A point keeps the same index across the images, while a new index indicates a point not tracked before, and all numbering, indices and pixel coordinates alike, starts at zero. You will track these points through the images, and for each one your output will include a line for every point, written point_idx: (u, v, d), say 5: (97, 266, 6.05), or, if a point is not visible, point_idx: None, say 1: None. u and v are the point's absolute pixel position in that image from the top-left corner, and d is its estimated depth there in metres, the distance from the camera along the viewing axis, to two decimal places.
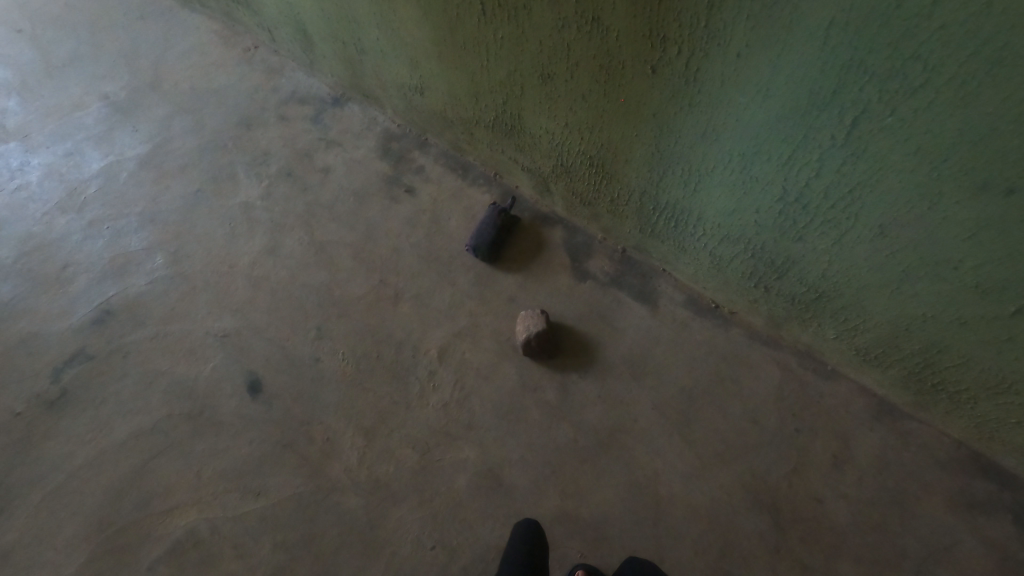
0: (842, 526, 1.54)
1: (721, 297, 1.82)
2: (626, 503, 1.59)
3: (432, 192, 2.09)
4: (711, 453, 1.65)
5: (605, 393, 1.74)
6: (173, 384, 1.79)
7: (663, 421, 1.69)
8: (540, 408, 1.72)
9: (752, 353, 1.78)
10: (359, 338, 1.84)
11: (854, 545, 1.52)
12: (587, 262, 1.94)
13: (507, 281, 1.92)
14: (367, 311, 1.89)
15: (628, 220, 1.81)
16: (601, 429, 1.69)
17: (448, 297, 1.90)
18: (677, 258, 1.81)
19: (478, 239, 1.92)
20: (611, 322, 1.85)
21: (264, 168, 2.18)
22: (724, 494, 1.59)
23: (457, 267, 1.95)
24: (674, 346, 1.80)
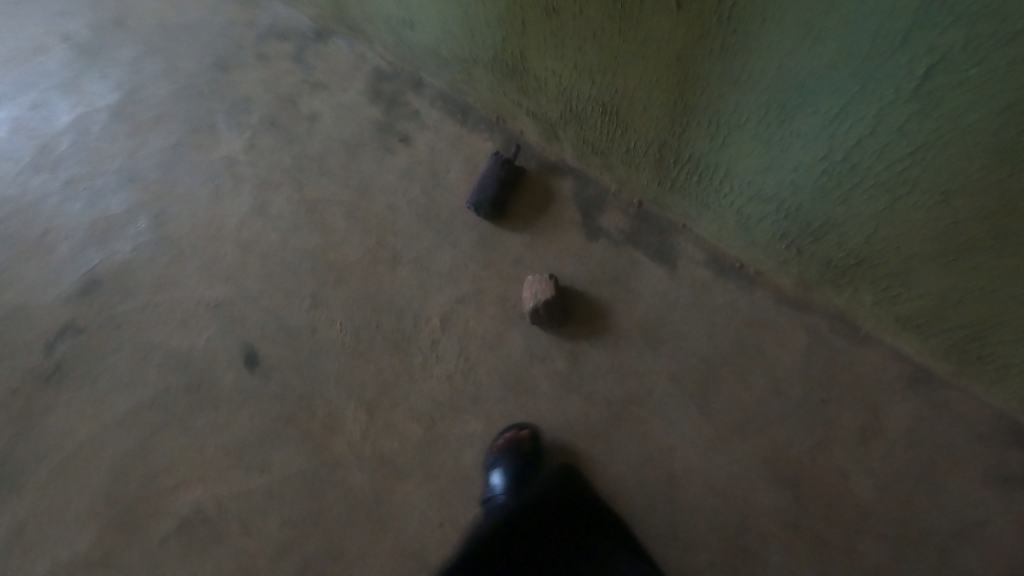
0: (866, 501, 1.48)
1: (747, 256, 1.66)
2: (640, 479, 1.53)
3: (429, 141, 1.90)
4: (729, 426, 1.57)
5: (618, 363, 1.64)
6: (168, 358, 1.72)
7: (679, 392, 1.60)
8: (548, 379, 1.63)
9: (778, 318, 1.65)
10: (357, 306, 1.74)
11: (877, 521, 1.46)
12: (599, 218, 1.78)
13: (513, 241, 1.77)
14: (364, 276, 1.77)
15: (646, 172, 1.62)
16: (614, 402, 1.60)
17: (449, 259, 1.76)
18: (699, 214, 1.64)
19: (480, 195, 1.76)
20: (625, 285, 1.71)
21: (246, 116, 1.99)
22: (744, 470, 1.53)
23: (458, 226, 1.80)
24: (693, 311, 1.67)
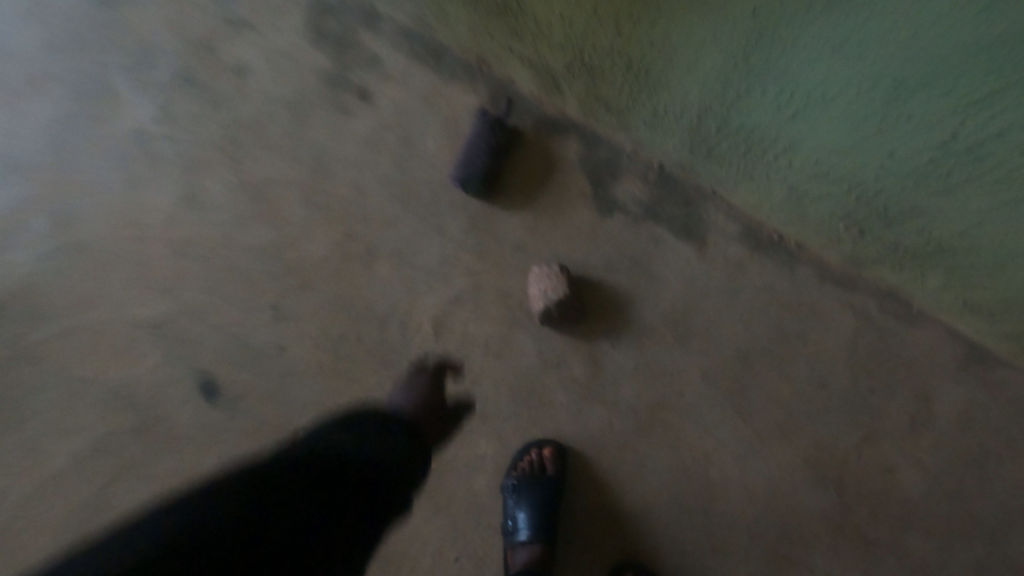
0: (914, 496, 1.38)
1: (790, 229, 1.41)
2: (674, 490, 1.39)
3: (396, 97, 1.51)
4: (769, 426, 1.42)
5: (643, 363, 1.43)
6: (108, 394, 1.43)
7: (713, 391, 1.42)
8: (565, 387, 1.43)
9: (821, 299, 1.44)
10: (330, 315, 1.44)
11: (924, 516, 1.37)
12: (613, 187, 1.48)
13: (512, 222, 1.47)
14: (334, 278, 1.46)
15: (675, 137, 1.32)
16: (641, 408, 1.42)
17: (436, 251, 1.46)
18: (737, 187, 1.37)
19: (468, 169, 1.43)
20: (648, 270, 1.45)
21: (152, 72, 1.54)
22: (785, 472, 1.40)
23: (443, 207, 1.47)
24: (726, 296, 1.45)
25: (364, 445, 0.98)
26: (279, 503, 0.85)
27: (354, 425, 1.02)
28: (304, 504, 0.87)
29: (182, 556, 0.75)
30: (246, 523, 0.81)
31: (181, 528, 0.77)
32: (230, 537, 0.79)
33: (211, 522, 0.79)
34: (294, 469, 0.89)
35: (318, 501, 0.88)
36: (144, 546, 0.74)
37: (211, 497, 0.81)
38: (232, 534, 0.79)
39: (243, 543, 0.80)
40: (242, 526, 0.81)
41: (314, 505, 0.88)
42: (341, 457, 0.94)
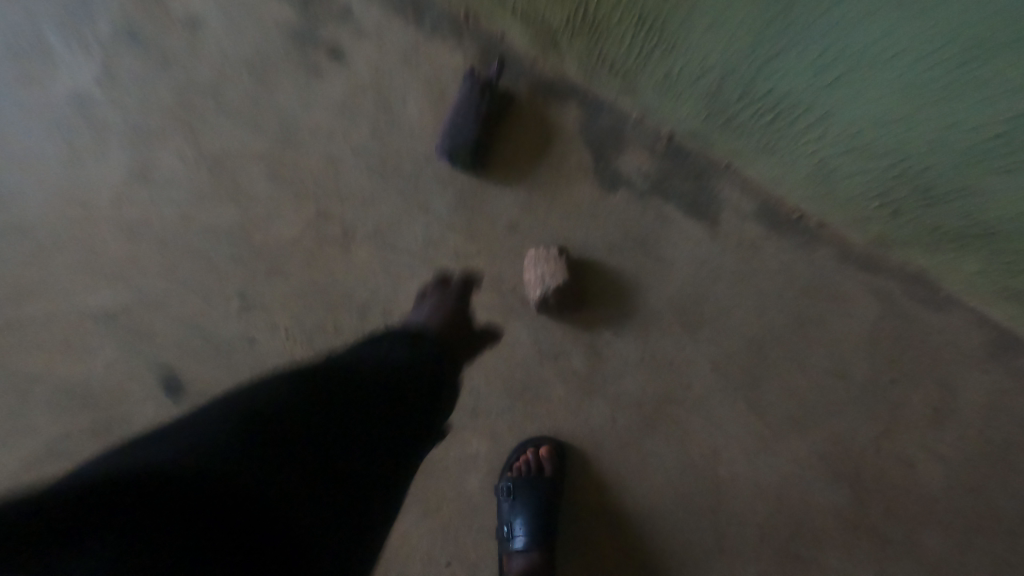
0: (933, 492, 1.30)
1: (813, 207, 1.28)
2: (680, 488, 1.30)
3: (372, 56, 1.33)
4: (782, 420, 1.32)
5: (649, 354, 1.31)
6: (60, 393, 1.30)
7: (724, 383, 1.32)
8: (564, 381, 1.31)
9: (841, 283, 1.33)
10: (304, 304, 1.30)
11: (943, 512, 1.30)
12: (617, 160, 1.33)
13: (505, 199, 1.32)
14: (307, 263, 1.31)
15: (690, 103, 1.17)
16: (646, 403, 1.31)
17: (421, 232, 1.31)
18: (756, 160, 1.23)
19: (455, 139, 1.27)
20: (654, 252, 1.32)
21: (90, 25, 1.35)
22: (798, 468, 1.32)
23: (428, 183, 1.32)
24: (739, 280, 1.32)
25: (377, 359, 0.89)
26: (303, 413, 0.75)
27: (363, 347, 0.93)
28: (328, 412, 0.78)
29: (203, 459, 0.64)
30: (268, 431, 0.71)
31: (196, 441, 0.66)
32: (255, 443, 0.69)
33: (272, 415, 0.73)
34: (309, 383, 0.80)
35: (345, 410, 0.79)
36: (157, 451, 0.63)
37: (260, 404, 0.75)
38: (256, 440, 0.69)
39: (271, 447, 0.70)
40: (264, 431, 0.71)
41: (342, 414, 0.79)
42: (357, 373, 0.85)
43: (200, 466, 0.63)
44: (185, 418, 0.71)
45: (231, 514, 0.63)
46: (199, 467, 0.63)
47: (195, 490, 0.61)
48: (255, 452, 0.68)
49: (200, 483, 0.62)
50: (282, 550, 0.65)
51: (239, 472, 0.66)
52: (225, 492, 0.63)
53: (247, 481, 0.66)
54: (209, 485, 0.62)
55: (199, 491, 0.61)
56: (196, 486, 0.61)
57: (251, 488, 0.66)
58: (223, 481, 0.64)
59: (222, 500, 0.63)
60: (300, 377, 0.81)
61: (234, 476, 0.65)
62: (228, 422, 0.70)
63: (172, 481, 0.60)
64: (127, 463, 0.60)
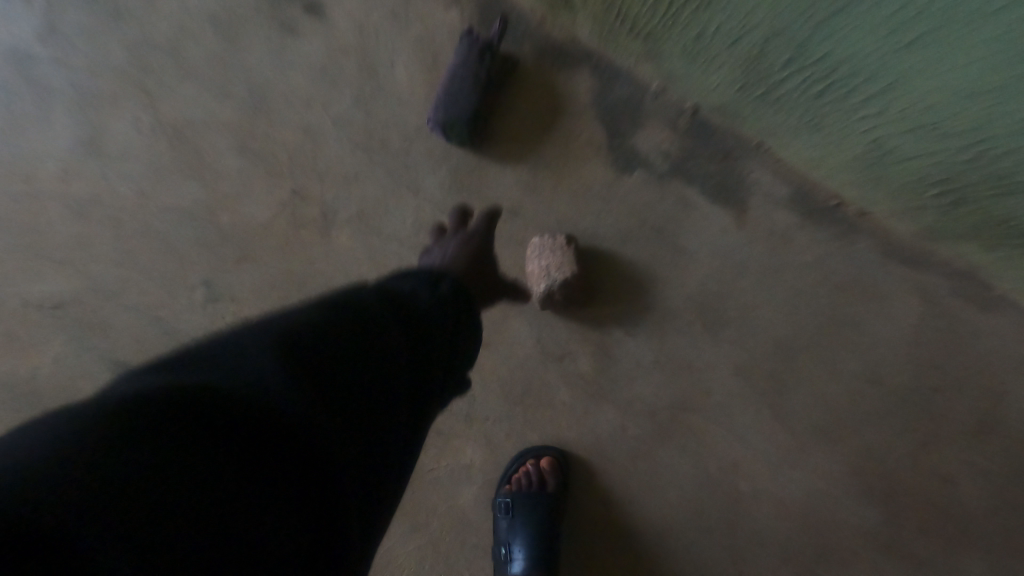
0: (973, 510, 1.17)
1: (854, 193, 1.13)
2: (695, 503, 1.18)
3: (355, 13, 1.17)
4: (809, 430, 1.19)
5: (664, 356, 1.18)
6: (4, 392, 1.16)
7: (747, 389, 1.18)
8: (569, 384, 1.18)
9: (881, 279, 1.18)
10: (277, 295, 1.15)
11: (984, 532, 1.17)
12: (633, 137, 1.17)
13: (505, 180, 1.17)
14: (281, 249, 1.15)
15: (721, 72, 1.02)
16: (660, 410, 1.18)
17: (410, 215, 1.15)
18: (795, 138, 1.07)
19: (450, 109, 1.11)
20: (674, 242, 1.17)
21: None
22: (826, 483, 1.19)
23: (418, 160, 1.16)
24: (768, 275, 1.18)
25: (413, 291, 0.74)
26: (352, 344, 0.59)
27: (390, 276, 0.77)
28: (378, 344, 0.62)
29: (246, 393, 0.47)
30: (318, 360, 0.55)
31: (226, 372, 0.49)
32: (306, 376, 0.53)
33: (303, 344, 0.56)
34: (349, 309, 0.64)
35: (395, 344, 0.64)
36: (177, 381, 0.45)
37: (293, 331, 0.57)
38: (307, 373, 0.53)
39: (322, 380, 0.54)
40: (313, 361, 0.55)
41: (392, 349, 0.63)
42: (397, 304, 0.69)
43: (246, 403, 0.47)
44: (208, 340, 0.53)
45: (288, 468, 0.47)
46: (244, 404, 0.46)
47: (241, 436, 0.45)
48: (308, 387, 0.52)
49: (248, 427, 0.46)
50: (342, 516, 0.50)
51: (293, 413, 0.49)
52: (279, 440, 0.47)
53: (304, 426, 0.49)
54: (259, 430, 0.46)
55: (246, 438, 0.45)
56: (243, 430, 0.45)
57: (310, 434, 0.50)
58: (277, 426, 0.47)
59: (277, 449, 0.47)
60: (337, 303, 0.64)
61: (287, 418, 0.49)
62: (268, 349, 0.53)
63: (212, 423, 0.44)
64: (150, 393, 0.43)
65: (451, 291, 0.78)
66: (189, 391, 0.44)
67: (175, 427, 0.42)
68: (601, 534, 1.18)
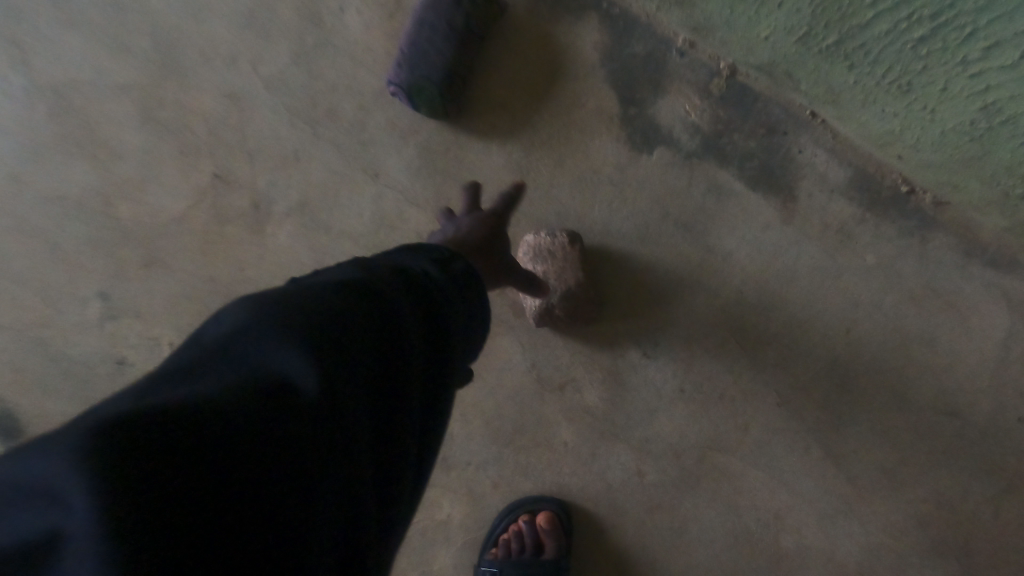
0: None
1: (934, 179, 0.87)
2: (727, 564, 0.95)
3: None
4: (873, 474, 0.94)
5: (691, 384, 0.94)
6: None
7: (794, 424, 0.94)
8: (571, 420, 0.95)
9: (965, 288, 0.91)
10: (196, 310, 0.90)
11: None
12: (654, 106, 0.92)
13: (490, 161, 0.91)
14: (199, 250, 0.90)
15: (779, 10, 0.76)
16: (685, 451, 0.94)
17: (369, 206, 0.90)
18: (865, 107, 0.83)
19: (416, 71, 0.85)
20: (704, 240, 0.93)
21: None
22: (891, 540, 0.94)
23: (378, 134, 0.90)
24: (824, 280, 0.92)
25: (428, 262, 0.57)
26: (383, 328, 0.44)
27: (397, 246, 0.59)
28: (409, 327, 0.46)
29: (266, 404, 0.33)
30: (349, 347, 0.40)
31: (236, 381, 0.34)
32: (339, 368, 0.38)
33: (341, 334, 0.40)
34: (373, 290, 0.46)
35: (424, 328, 0.49)
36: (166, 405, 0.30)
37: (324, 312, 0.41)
38: (338, 364, 0.38)
39: (360, 373, 0.39)
40: (345, 346, 0.39)
41: (426, 337, 0.48)
42: (418, 276, 0.53)
43: (265, 419, 0.33)
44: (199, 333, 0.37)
45: (318, 500, 0.34)
46: (263, 420, 0.33)
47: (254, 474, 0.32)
48: (344, 387, 0.38)
49: (268, 454, 0.32)
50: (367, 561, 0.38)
51: (322, 426, 0.36)
52: (307, 468, 0.34)
53: (337, 440, 0.36)
54: (285, 456, 0.33)
55: (266, 472, 0.32)
56: (264, 458, 0.32)
57: (341, 454, 0.36)
58: (304, 450, 0.34)
59: (303, 481, 0.34)
60: (355, 273, 0.48)
61: (316, 434, 0.35)
62: (279, 332, 0.37)
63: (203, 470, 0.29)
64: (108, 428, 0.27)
65: (473, 272, 0.60)
66: (188, 411, 0.30)
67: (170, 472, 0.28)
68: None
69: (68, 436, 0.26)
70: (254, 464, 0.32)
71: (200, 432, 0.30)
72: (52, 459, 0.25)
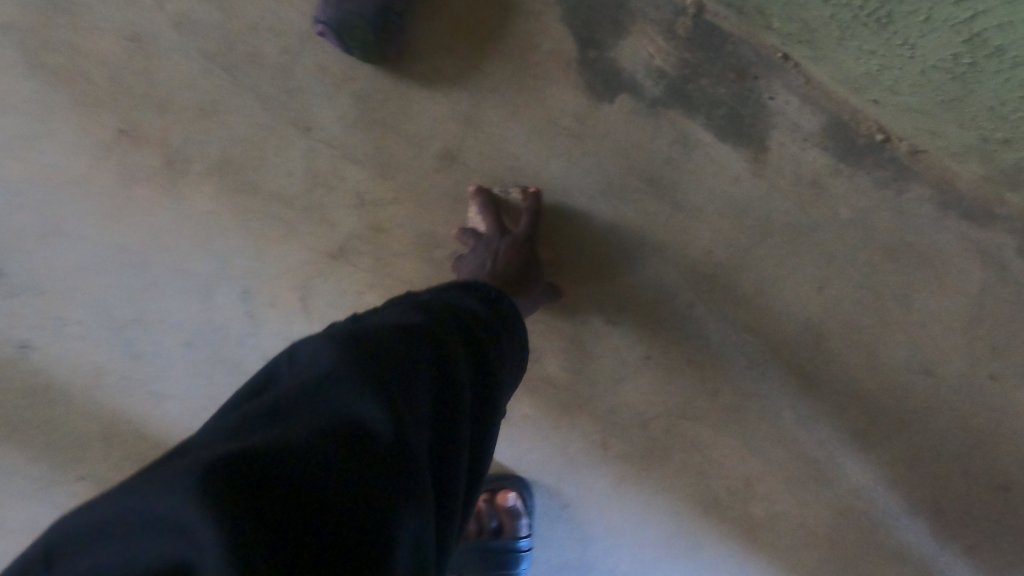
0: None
1: (911, 126, 0.82)
2: (696, 532, 0.92)
3: None
4: (845, 438, 0.90)
5: (657, 350, 0.88)
6: None
7: (764, 389, 0.89)
8: (531, 391, 0.90)
9: (940, 241, 0.86)
10: (109, 282, 0.80)
11: None
12: (614, 47, 0.83)
13: (435, 112, 0.82)
14: (107, 216, 0.79)
15: None
16: (651, 419, 0.90)
17: (299, 163, 0.80)
18: (841, 43, 0.76)
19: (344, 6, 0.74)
20: (670, 196, 0.86)
21: None
22: (862, 503, 0.91)
23: (306, 82, 0.79)
24: (797, 236, 0.87)
25: (472, 305, 0.63)
26: (429, 363, 0.49)
27: (441, 285, 0.66)
28: (451, 359, 0.52)
29: (339, 445, 0.39)
30: (404, 386, 0.45)
31: (321, 424, 0.40)
32: (399, 410, 0.43)
33: (399, 370, 0.46)
34: (416, 331, 0.53)
35: (464, 365, 0.54)
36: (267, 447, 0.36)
37: (381, 355, 0.47)
38: (397, 400, 0.43)
39: (417, 404, 0.45)
40: (399, 389, 0.44)
41: (464, 367, 0.54)
42: (459, 316, 0.59)
43: (336, 459, 0.38)
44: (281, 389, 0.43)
45: (398, 522, 0.38)
46: (335, 458, 0.38)
47: (343, 494, 0.36)
48: (406, 415, 0.43)
49: (350, 485, 0.37)
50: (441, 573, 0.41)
51: (391, 459, 0.40)
52: (380, 496, 0.38)
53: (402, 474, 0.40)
54: (367, 478, 0.38)
55: (348, 498, 0.37)
56: (350, 482, 0.37)
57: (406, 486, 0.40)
58: (374, 484, 0.38)
59: (380, 506, 0.37)
60: (399, 318, 0.54)
61: (390, 464, 0.40)
62: (351, 382, 0.43)
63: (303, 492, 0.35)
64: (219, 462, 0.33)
65: (513, 309, 0.68)
66: (285, 449, 0.36)
67: (275, 494, 0.33)
68: (572, 567, 0.94)
69: (185, 476, 0.31)
70: (332, 495, 0.36)
71: (295, 462, 0.36)
72: (173, 499, 0.30)
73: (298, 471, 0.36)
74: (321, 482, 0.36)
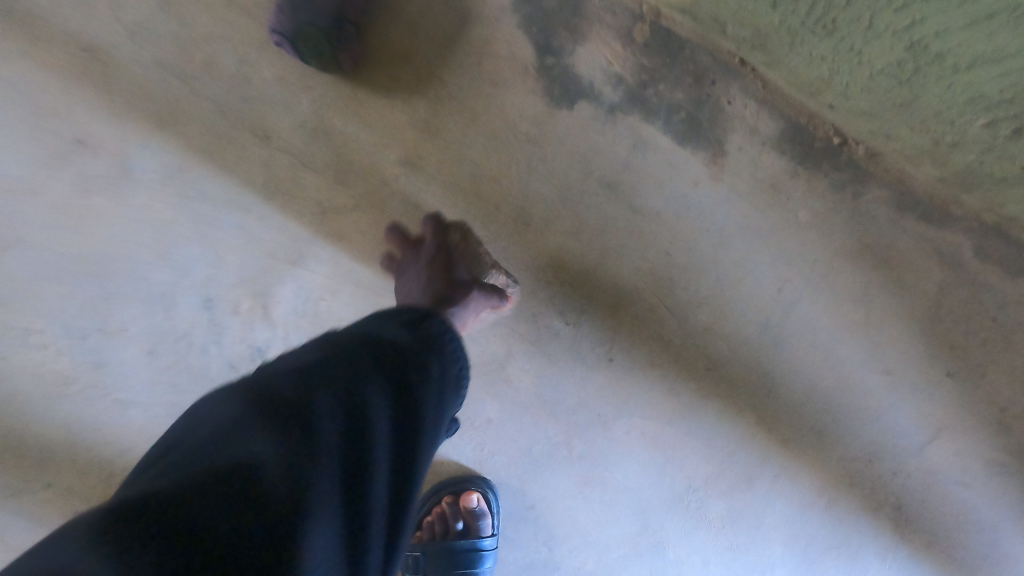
0: (982, 518, 0.91)
1: (866, 129, 0.83)
2: (660, 530, 0.94)
3: None
4: (806, 437, 0.91)
5: (618, 351, 0.90)
6: None
7: (725, 389, 0.91)
8: (495, 393, 0.91)
9: (895, 242, 0.87)
10: (70, 292, 0.81)
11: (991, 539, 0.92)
12: (571, 53, 0.84)
13: (394, 119, 0.83)
14: (68, 227, 0.80)
15: None
16: (614, 420, 0.91)
17: (259, 172, 0.81)
18: (793, 48, 0.77)
19: (297, 16, 0.74)
20: (629, 200, 0.87)
21: None
22: (823, 500, 0.93)
23: (264, 92, 0.80)
24: (755, 238, 0.88)
25: (405, 325, 0.59)
26: (348, 387, 0.49)
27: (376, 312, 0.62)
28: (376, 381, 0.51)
29: (239, 482, 0.41)
30: (312, 416, 0.45)
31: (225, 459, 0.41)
32: (296, 447, 0.43)
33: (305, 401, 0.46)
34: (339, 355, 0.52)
35: (393, 386, 0.52)
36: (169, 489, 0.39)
37: (291, 386, 0.48)
38: (299, 432, 0.44)
39: (326, 432, 0.45)
40: (303, 424, 0.45)
41: (393, 385, 0.52)
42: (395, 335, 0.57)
43: (236, 503, 0.40)
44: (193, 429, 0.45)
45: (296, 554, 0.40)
46: (238, 500, 0.40)
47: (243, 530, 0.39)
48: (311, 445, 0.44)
49: (248, 522, 0.39)
50: None
51: (292, 491, 0.41)
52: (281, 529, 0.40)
53: (302, 510, 0.41)
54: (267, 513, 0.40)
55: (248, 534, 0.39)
56: (250, 520, 0.39)
57: (308, 521, 0.41)
58: (271, 525, 0.40)
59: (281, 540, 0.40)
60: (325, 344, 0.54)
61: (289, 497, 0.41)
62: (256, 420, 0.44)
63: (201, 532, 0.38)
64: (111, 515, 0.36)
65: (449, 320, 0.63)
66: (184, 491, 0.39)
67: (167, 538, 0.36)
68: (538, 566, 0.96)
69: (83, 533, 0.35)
70: (231, 534, 0.38)
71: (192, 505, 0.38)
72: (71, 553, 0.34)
73: (195, 520, 0.38)
74: (221, 520, 0.39)
